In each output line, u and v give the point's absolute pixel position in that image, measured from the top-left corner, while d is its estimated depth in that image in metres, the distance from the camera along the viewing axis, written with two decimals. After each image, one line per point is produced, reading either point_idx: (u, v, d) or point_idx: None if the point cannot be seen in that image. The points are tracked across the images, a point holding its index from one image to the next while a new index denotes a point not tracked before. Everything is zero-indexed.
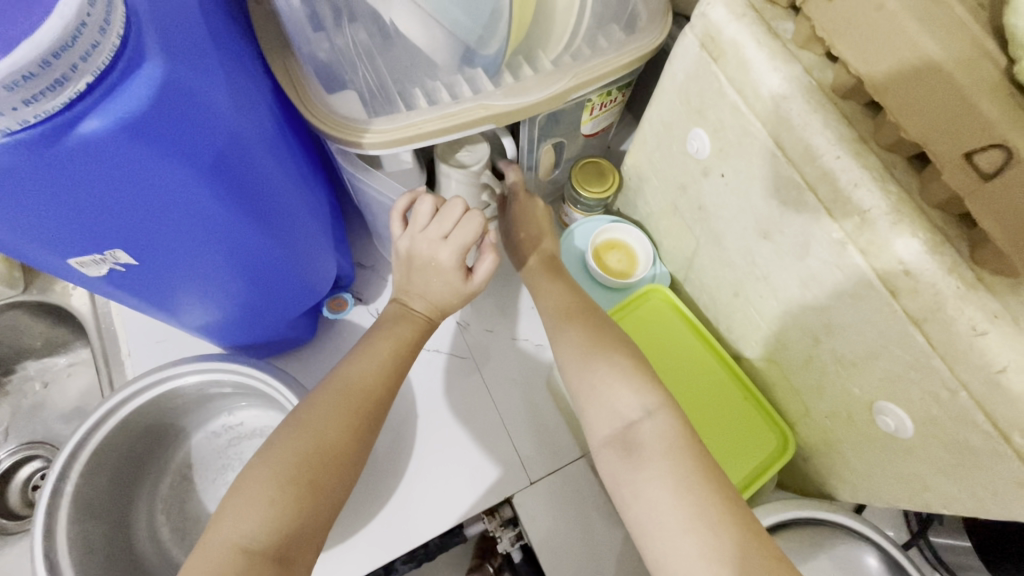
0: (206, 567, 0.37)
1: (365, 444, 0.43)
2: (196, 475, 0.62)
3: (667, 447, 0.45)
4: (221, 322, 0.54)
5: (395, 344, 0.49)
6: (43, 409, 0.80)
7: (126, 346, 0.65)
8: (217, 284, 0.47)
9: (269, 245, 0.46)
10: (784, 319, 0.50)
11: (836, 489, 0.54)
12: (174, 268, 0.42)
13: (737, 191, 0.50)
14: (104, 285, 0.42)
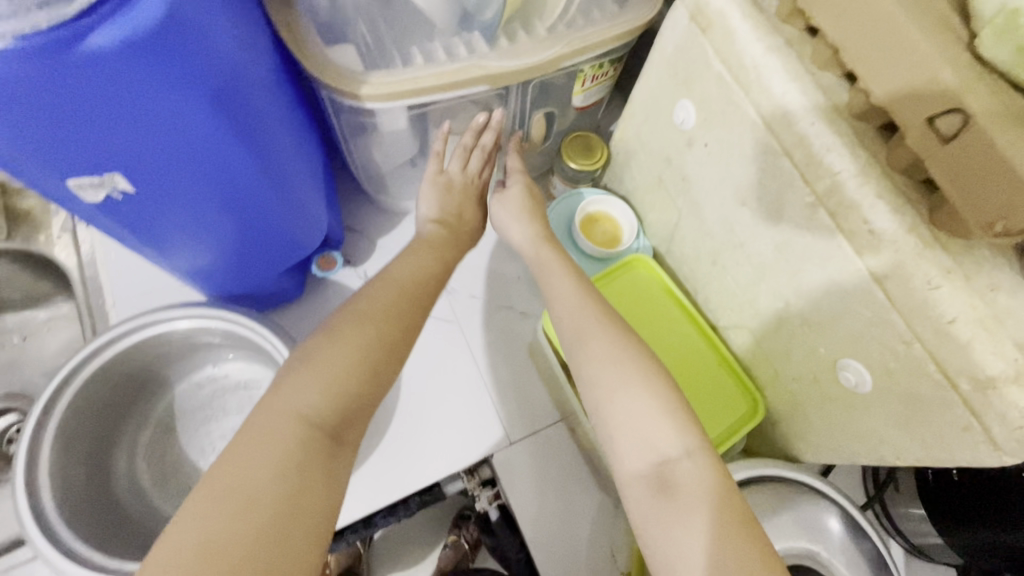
0: (268, 428, 0.38)
1: (414, 341, 0.45)
2: (182, 425, 0.62)
3: (704, 490, 0.43)
4: (210, 267, 0.55)
5: (435, 257, 0.52)
6: (22, 363, 0.79)
7: (110, 297, 0.66)
8: (210, 224, 0.48)
9: (268, 186, 0.47)
10: (758, 285, 0.53)
11: (799, 451, 0.57)
12: (170, 201, 0.43)
13: (720, 161, 0.52)
14: (98, 215, 0.42)
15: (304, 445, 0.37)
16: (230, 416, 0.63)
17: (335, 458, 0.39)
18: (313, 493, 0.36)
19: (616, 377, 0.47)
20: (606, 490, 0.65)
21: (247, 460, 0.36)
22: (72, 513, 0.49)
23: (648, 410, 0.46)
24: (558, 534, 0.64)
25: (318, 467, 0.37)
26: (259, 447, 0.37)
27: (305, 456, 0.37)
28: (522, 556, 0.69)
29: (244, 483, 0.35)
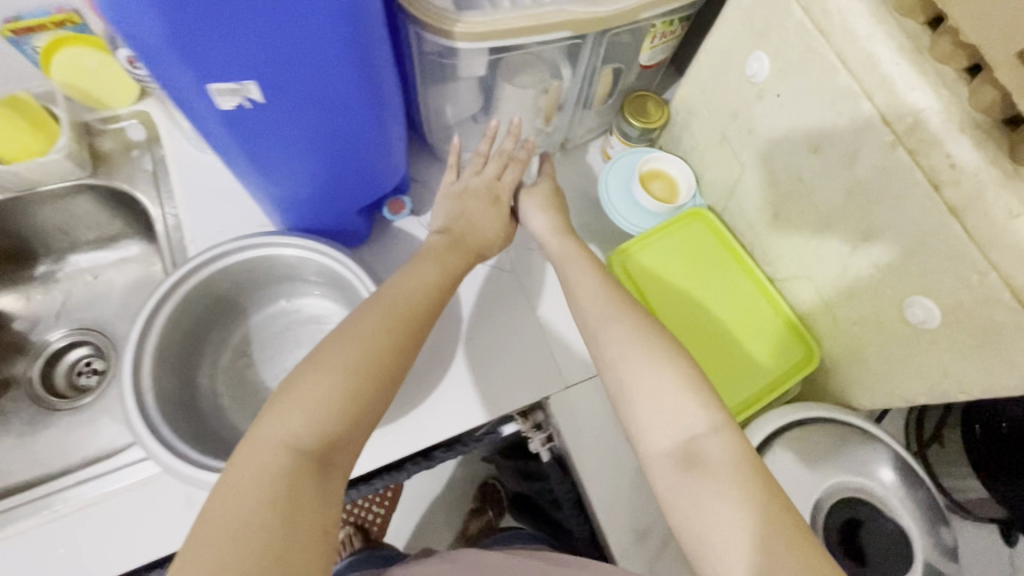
0: (256, 460, 0.40)
1: (404, 361, 0.47)
2: (258, 347, 0.66)
3: (732, 462, 0.44)
4: (300, 196, 0.58)
5: (430, 278, 0.54)
6: (97, 298, 0.84)
7: (190, 233, 0.70)
8: (311, 148, 0.50)
9: (366, 115, 0.50)
10: (823, 232, 0.55)
11: (854, 396, 0.59)
12: (288, 117, 0.46)
13: (791, 110, 0.54)
14: (222, 127, 0.45)
15: (292, 472, 0.39)
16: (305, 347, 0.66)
17: (325, 484, 0.40)
18: (306, 519, 0.38)
19: (636, 353, 0.50)
20: None
21: (236, 491, 0.38)
22: (170, 416, 0.52)
23: (672, 387, 0.47)
24: (609, 474, 0.66)
25: (307, 494, 0.39)
26: (245, 480, 0.38)
27: (293, 484, 0.39)
28: (571, 496, 0.72)
29: (233, 514, 0.37)
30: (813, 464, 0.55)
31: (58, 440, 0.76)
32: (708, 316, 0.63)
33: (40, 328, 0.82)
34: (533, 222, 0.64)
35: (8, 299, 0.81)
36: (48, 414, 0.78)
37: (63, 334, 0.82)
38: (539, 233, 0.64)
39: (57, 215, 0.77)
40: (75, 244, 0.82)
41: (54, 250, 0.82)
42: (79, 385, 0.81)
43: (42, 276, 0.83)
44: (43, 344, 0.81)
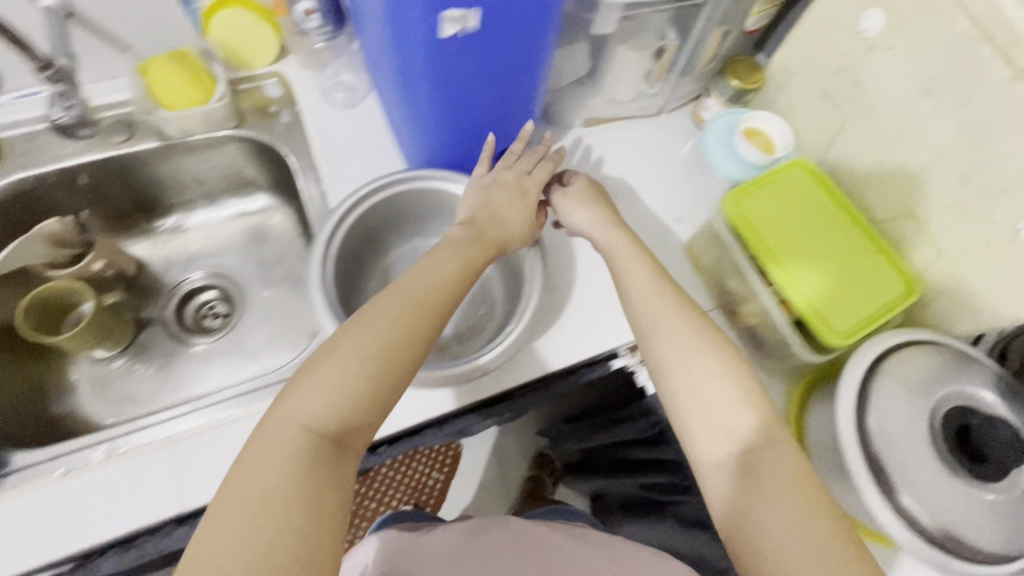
0: (275, 440, 0.44)
1: (420, 353, 0.51)
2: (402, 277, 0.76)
3: (787, 474, 0.50)
4: (459, 132, 0.67)
5: (451, 263, 0.57)
6: (221, 247, 0.91)
7: (330, 179, 0.77)
8: (488, 78, 0.60)
9: (526, 53, 0.59)
10: (930, 169, 0.61)
11: (953, 323, 0.65)
12: (484, 47, 0.55)
13: (903, 60, 0.60)
14: (432, 59, 0.55)
15: (308, 451, 0.44)
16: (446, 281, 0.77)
17: (339, 461, 0.45)
18: (324, 495, 0.43)
19: (694, 366, 0.55)
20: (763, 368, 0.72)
21: (258, 467, 0.43)
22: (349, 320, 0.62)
23: (727, 400, 0.53)
24: None
25: (322, 473, 0.43)
26: (267, 457, 0.43)
27: (308, 462, 0.43)
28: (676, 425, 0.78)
29: (252, 489, 0.41)
30: (922, 381, 0.60)
31: (195, 370, 0.83)
32: (812, 253, 0.67)
33: (172, 273, 0.89)
34: (576, 218, 0.70)
35: (144, 246, 0.88)
36: (181, 348, 0.85)
37: (195, 278, 0.89)
38: (584, 228, 0.70)
39: (197, 166, 0.83)
40: (205, 196, 0.89)
41: (186, 202, 0.88)
42: (206, 325, 0.87)
43: (171, 225, 0.89)
44: (176, 285, 0.88)
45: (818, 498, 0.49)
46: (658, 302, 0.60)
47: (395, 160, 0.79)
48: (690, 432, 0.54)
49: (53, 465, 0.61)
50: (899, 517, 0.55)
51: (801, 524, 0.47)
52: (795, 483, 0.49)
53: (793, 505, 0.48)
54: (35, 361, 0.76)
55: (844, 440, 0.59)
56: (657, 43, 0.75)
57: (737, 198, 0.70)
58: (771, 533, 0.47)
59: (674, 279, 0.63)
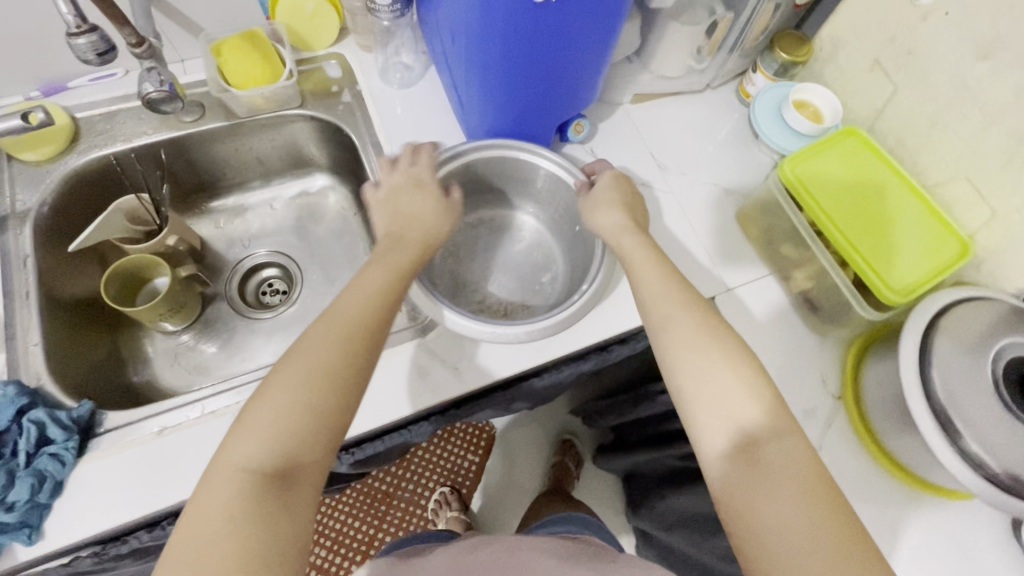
0: (219, 485, 0.47)
1: (354, 372, 0.54)
2: (473, 244, 0.87)
3: (793, 469, 0.51)
4: (523, 99, 0.70)
5: (383, 284, 0.60)
6: (280, 225, 0.94)
7: (392, 153, 0.79)
8: (560, 46, 0.63)
9: (595, 36, 0.63)
10: (986, 131, 0.63)
11: (1008, 281, 0.67)
12: (562, 12, 0.58)
13: (960, 25, 0.62)
14: (512, 17, 0.58)
15: (250, 490, 0.47)
16: (512, 249, 0.88)
17: (287, 495, 0.48)
18: (273, 529, 0.46)
19: (702, 360, 0.58)
20: (818, 331, 0.74)
21: (208, 512, 0.46)
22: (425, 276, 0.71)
23: (736, 391, 0.56)
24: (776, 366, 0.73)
25: (267, 508, 0.47)
26: (215, 502, 0.46)
27: (253, 503, 0.46)
28: None
29: (202, 538, 0.45)
30: (982, 332, 0.61)
31: (257, 343, 0.86)
32: (865, 216, 0.69)
33: (234, 251, 0.92)
34: (601, 218, 0.70)
35: (208, 226, 0.91)
36: (246, 321, 0.88)
37: (258, 256, 0.93)
38: (609, 228, 0.70)
39: (261, 145, 0.86)
40: (265, 177, 0.92)
41: (247, 182, 0.91)
42: (267, 302, 0.90)
43: (232, 204, 0.92)
44: (238, 262, 0.92)
45: (820, 491, 0.50)
46: (667, 301, 0.62)
47: (454, 135, 0.82)
48: (696, 420, 0.56)
49: (151, 422, 0.64)
50: (967, 463, 0.57)
51: (805, 512, 0.49)
52: (800, 479, 0.51)
53: (796, 498, 0.50)
54: (114, 333, 0.80)
55: (908, 391, 0.61)
56: (710, 18, 0.78)
57: (792, 164, 0.72)
58: (773, 524, 0.49)
59: (683, 276, 0.65)
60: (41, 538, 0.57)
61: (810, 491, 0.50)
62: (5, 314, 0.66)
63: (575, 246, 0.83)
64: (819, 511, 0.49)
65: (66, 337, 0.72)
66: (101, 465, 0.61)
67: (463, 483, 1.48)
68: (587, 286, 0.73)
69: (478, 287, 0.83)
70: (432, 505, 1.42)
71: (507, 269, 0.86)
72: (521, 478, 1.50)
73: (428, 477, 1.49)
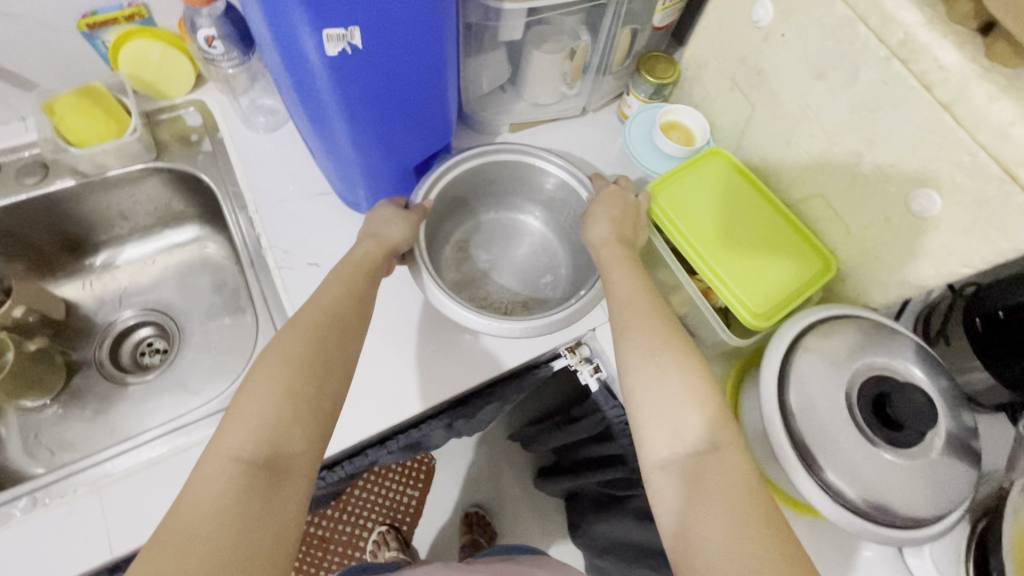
0: (209, 478, 0.46)
1: (332, 367, 0.54)
2: (480, 244, 0.83)
3: (721, 483, 0.48)
4: (368, 153, 0.66)
5: (345, 283, 0.61)
6: (156, 280, 0.89)
7: (253, 203, 0.76)
8: (388, 95, 0.59)
9: (435, 64, 0.59)
10: (830, 150, 0.63)
11: (870, 295, 0.67)
12: (376, 62, 0.54)
13: (796, 45, 0.62)
14: (321, 78, 0.53)
15: (242, 481, 0.45)
16: (519, 250, 0.83)
17: (277, 486, 0.47)
18: (263, 523, 0.44)
19: (653, 366, 0.55)
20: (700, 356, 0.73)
21: (195, 505, 0.44)
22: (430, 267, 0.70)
23: (676, 402, 0.53)
24: None
25: (258, 498, 0.45)
26: (205, 494, 0.44)
27: (243, 493, 0.45)
28: (620, 416, 0.80)
29: (192, 529, 0.42)
30: (839, 355, 0.61)
31: (127, 411, 0.81)
32: (731, 239, 0.69)
33: (104, 312, 0.87)
34: (597, 226, 0.69)
35: (73, 287, 0.86)
36: (119, 387, 0.83)
37: (128, 315, 0.88)
38: (597, 238, 0.68)
39: (120, 200, 0.82)
40: (134, 232, 0.87)
41: (116, 239, 0.87)
42: (144, 363, 0.85)
43: (99, 265, 0.87)
44: (107, 325, 0.86)
45: (757, 514, 0.47)
46: (632, 299, 0.61)
47: (322, 178, 0.79)
48: (641, 429, 0.54)
49: None
50: (827, 493, 0.56)
51: (736, 534, 0.45)
52: (734, 494, 0.48)
53: (728, 516, 0.47)
54: None
55: (770, 420, 0.60)
56: (571, 45, 0.76)
57: (655, 190, 0.71)
58: (707, 544, 0.46)
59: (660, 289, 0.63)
60: None
61: (743, 514, 0.46)
62: None
63: (581, 253, 0.79)
64: (755, 526, 0.46)
65: None
66: None
67: (403, 519, 1.44)
68: (585, 292, 0.70)
69: (483, 283, 0.79)
70: (370, 546, 1.38)
71: (513, 268, 0.81)
72: (464, 509, 1.45)
73: (367, 517, 1.44)
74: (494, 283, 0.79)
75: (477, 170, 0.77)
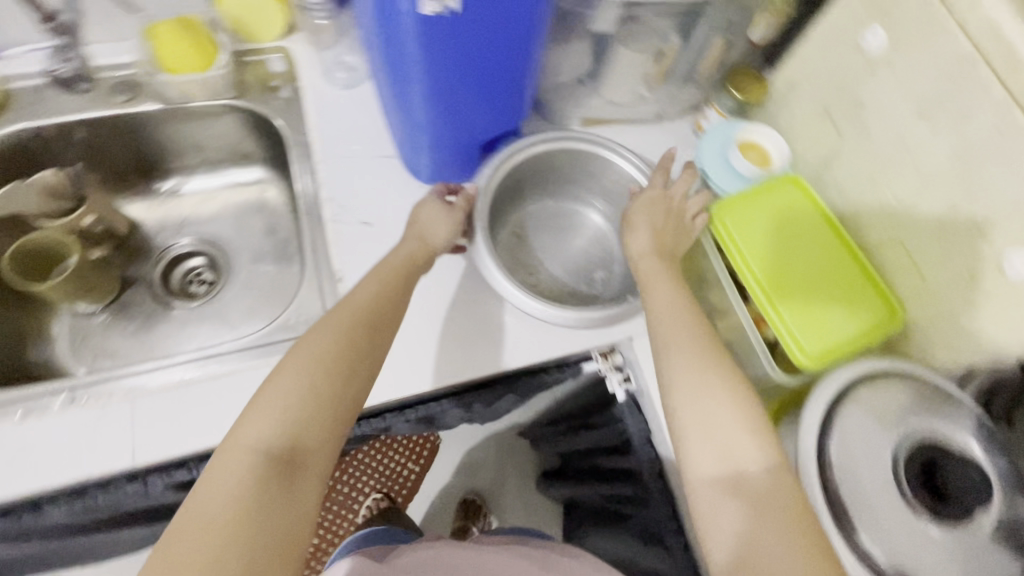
0: (228, 466, 0.46)
1: (358, 367, 0.54)
2: (535, 232, 0.81)
3: (777, 497, 0.47)
4: (440, 120, 0.66)
5: (381, 283, 0.61)
6: (215, 214, 0.92)
7: (320, 154, 0.78)
8: (471, 64, 0.59)
9: (525, 40, 0.58)
10: (920, 194, 0.60)
11: (934, 356, 0.63)
12: (467, 28, 0.54)
13: (904, 79, 0.59)
14: (411, 37, 0.53)
15: (257, 474, 0.46)
16: (573, 242, 0.81)
17: (292, 481, 0.47)
18: (273, 519, 0.45)
19: (698, 383, 0.53)
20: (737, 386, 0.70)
21: (211, 493, 0.45)
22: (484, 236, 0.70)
23: (727, 420, 0.51)
24: None
25: (271, 494, 0.45)
26: (222, 482, 0.45)
27: (258, 487, 0.45)
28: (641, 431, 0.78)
29: (206, 518, 0.43)
30: (890, 414, 0.57)
31: (167, 333, 0.84)
32: (794, 271, 0.65)
33: (163, 236, 0.90)
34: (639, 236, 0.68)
35: (140, 207, 0.90)
36: (164, 309, 0.86)
37: (184, 243, 0.91)
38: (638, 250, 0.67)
39: (198, 132, 0.85)
40: (203, 164, 0.90)
41: (185, 168, 0.90)
42: (191, 291, 0.88)
43: (166, 191, 0.91)
44: (163, 249, 0.90)
45: (812, 535, 0.45)
46: (674, 322, 0.59)
47: (388, 141, 0.79)
48: (685, 445, 0.52)
49: (14, 406, 0.62)
50: (856, 554, 0.53)
51: (794, 556, 0.44)
52: (791, 511, 0.46)
53: (784, 535, 0.45)
54: (21, 309, 0.78)
55: (805, 464, 0.57)
56: (656, 47, 0.75)
57: (722, 208, 0.69)
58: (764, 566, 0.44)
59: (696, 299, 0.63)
60: None
61: (799, 532, 0.45)
62: None
63: None
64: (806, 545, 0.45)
65: None
66: None
67: (401, 493, 1.45)
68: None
69: (537, 268, 0.78)
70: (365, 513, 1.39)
71: (566, 259, 0.79)
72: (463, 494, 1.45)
73: None
74: (547, 270, 0.78)
75: (547, 152, 0.76)
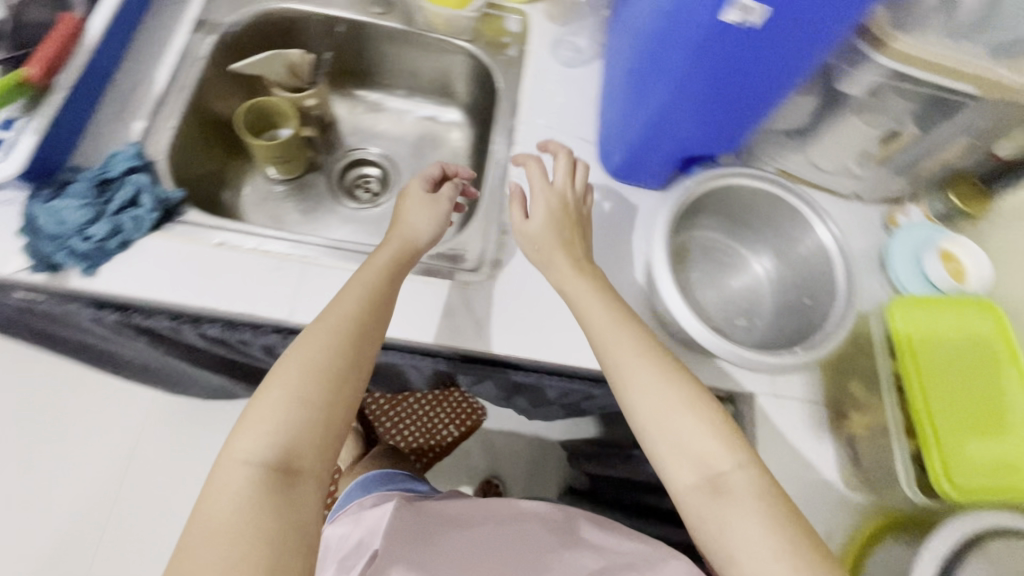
0: (227, 481, 0.48)
1: (346, 369, 0.54)
2: (696, 253, 0.80)
3: (757, 492, 0.50)
4: (665, 125, 0.68)
5: (366, 288, 0.59)
6: (400, 135, 0.99)
7: (526, 115, 0.82)
8: (727, 84, 0.60)
9: (786, 77, 0.59)
10: None
11: None
12: (750, 49, 0.55)
13: None
14: (695, 41, 0.55)
15: (256, 485, 0.48)
16: (729, 280, 0.79)
17: (291, 487, 0.49)
18: (282, 521, 0.47)
19: (664, 402, 0.54)
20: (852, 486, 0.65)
21: (216, 505, 0.47)
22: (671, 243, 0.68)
23: (698, 429, 0.53)
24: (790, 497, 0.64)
25: (272, 499, 0.47)
26: (223, 496, 0.48)
27: (259, 495, 0.47)
28: None
29: (213, 527, 0.46)
30: None
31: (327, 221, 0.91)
32: (964, 395, 0.62)
33: (352, 139, 0.99)
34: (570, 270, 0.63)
35: (345, 107, 0.99)
36: (331, 201, 0.94)
37: (372, 152, 0.99)
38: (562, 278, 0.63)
39: (423, 60, 0.92)
40: (410, 89, 0.98)
41: (394, 87, 0.98)
42: (355, 194, 0.95)
43: (370, 101, 0.99)
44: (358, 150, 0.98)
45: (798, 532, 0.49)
46: (621, 345, 0.57)
47: (589, 126, 0.82)
48: (660, 457, 0.54)
49: (217, 232, 0.70)
50: None
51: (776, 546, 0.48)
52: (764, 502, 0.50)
53: (760, 520, 0.49)
54: (228, 156, 0.89)
55: None
56: (890, 127, 0.72)
57: (908, 311, 0.65)
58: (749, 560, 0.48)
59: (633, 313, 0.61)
60: (94, 274, 0.65)
61: (772, 521, 0.49)
62: (162, 90, 0.76)
63: (792, 318, 0.74)
64: (780, 523, 0.49)
65: (194, 138, 0.81)
66: (166, 245, 0.68)
67: None
68: (799, 350, 0.64)
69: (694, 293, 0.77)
70: None
71: (720, 295, 0.78)
72: None
73: None
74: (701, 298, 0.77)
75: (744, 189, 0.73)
